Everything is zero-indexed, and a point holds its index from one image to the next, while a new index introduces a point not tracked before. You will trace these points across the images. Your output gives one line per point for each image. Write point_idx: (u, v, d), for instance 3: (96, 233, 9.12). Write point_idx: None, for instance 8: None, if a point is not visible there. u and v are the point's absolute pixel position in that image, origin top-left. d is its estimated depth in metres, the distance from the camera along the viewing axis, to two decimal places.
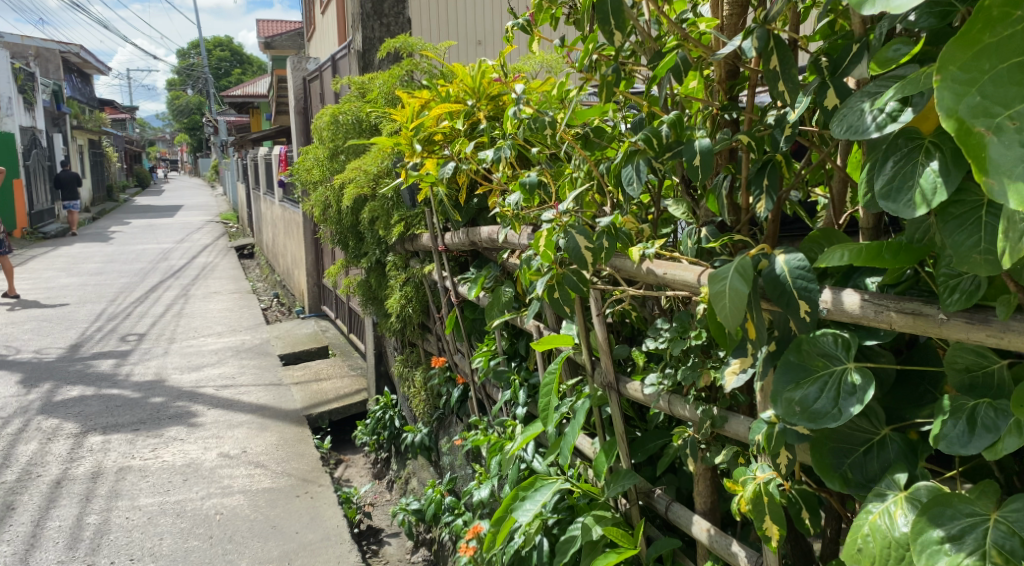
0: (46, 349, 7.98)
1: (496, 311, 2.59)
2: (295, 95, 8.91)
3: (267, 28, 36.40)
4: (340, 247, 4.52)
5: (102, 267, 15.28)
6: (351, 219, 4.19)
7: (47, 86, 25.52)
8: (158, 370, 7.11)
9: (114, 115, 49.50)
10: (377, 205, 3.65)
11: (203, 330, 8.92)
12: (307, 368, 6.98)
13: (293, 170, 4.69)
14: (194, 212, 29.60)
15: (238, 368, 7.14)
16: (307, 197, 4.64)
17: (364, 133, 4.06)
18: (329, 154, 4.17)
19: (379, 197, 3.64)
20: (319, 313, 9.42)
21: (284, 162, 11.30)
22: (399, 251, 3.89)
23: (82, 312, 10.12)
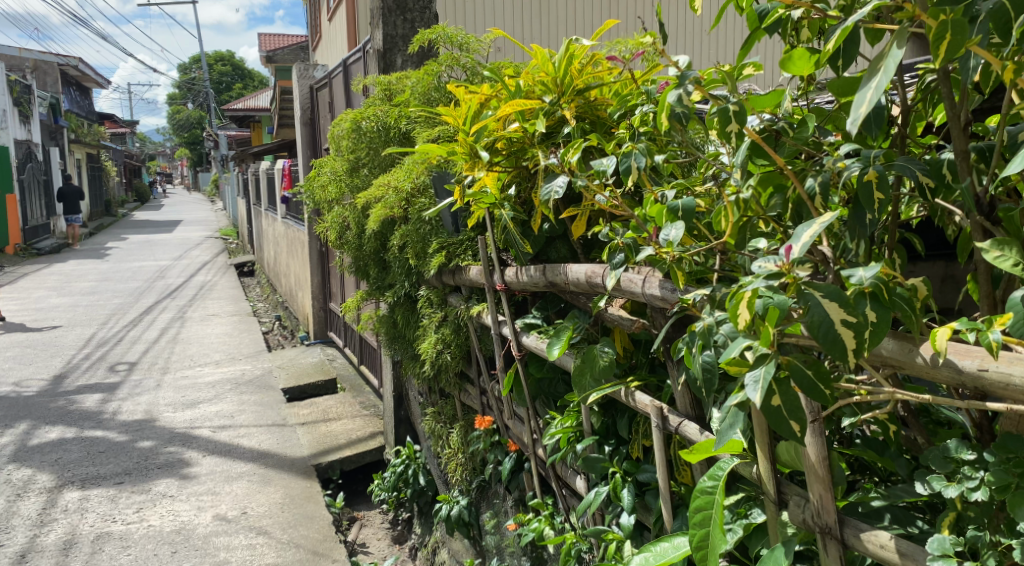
0: (28, 381, 7.27)
1: (589, 380, 1.88)
2: (301, 106, 8.28)
3: (268, 42, 35.87)
4: (360, 278, 3.85)
5: (95, 286, 14.57)
6: (374, 245, 3.52)
7: (45, 100, 24.96)
8: (149, 407, 6.40)
9: (114, 129, 49.04)
10: (410, 231, 2.99)
11: (199, 358, 8.21)
12: (315, 406, 6.26)
13: (305, 188, 4.03)
14: (194, 227, 28.97)
15: (237, 405, 6.43)
16: (321, 220, 3.97)
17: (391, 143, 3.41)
18: (346, 168, 3.52)
19: (412, 220, 2.99)
20: (326, 339, 8.72)
21: (287, 178, 10.65)
22: (435, 285, 3.22)
23: (69, 337, 9.40)
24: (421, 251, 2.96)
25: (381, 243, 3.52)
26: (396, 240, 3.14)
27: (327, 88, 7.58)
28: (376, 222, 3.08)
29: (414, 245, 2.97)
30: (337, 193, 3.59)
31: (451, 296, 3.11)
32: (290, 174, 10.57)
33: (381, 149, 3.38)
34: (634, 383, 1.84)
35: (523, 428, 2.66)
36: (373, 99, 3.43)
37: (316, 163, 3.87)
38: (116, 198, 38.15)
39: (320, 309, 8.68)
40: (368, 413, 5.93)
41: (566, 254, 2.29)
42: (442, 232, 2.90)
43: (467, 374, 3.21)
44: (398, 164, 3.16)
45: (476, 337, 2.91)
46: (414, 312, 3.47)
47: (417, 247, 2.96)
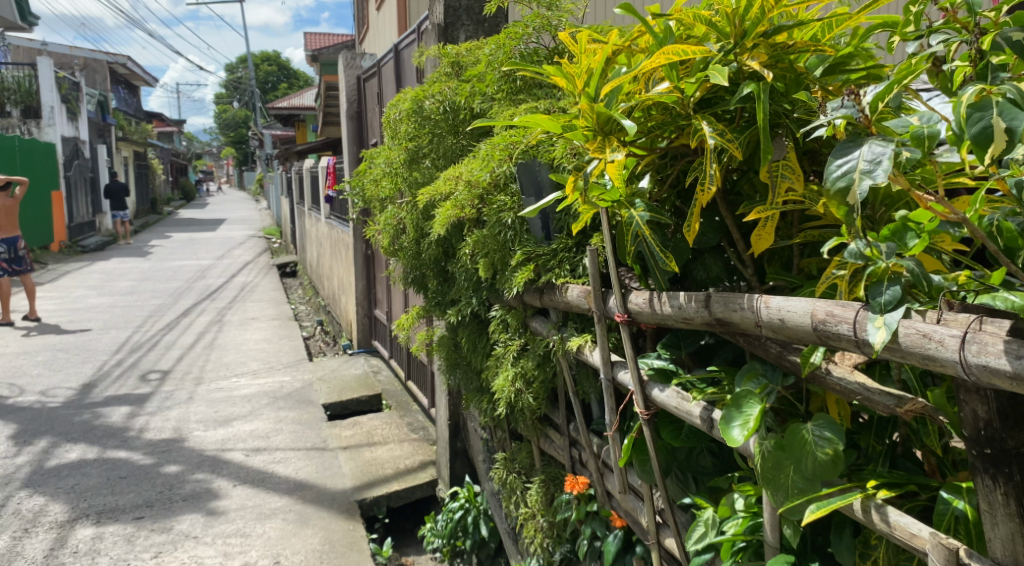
0: (54, 391, 6.85)
1: (797, 479, 1.22)
2: (347, 98, 7.75)
3: (312, 43, 35.74)
4: (417, 291, 3.23)
5: (135, 286, 14.30)
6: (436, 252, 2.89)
7: (93, 97, 25.06)
8: (178, 424, 5.89)
9: (162, 128, 49.62)
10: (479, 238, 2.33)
11: (235, 368, 7.71)
12: (358, 427, 5.66)
13: (356, 183, 3.44)
14: (238, 227, 28.83)
15: (273, 423, 5.87)
16: (372, 221, 3.37)
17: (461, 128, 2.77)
18: (399, 158, 2.91)
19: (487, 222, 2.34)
20: (370, 349, 8.13)
21: (331, 176, 10.15)
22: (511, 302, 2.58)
23: (103, 342, 9.00)
24: (502, 260, 2.28)
25: (447, 250, 2.88)
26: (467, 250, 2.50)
27: (375, 78, 7.01)
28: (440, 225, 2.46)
29: (488, 255, 2.31)
30: (393, 189, 2.99)
31: (536, 320, 2.46)
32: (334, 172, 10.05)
33: (445, 134, 2.75)
34: (880, 491, 1.16)
35: (642, 505, 1.95)
36: (438, 74, 2.81)
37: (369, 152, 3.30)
38: (162, 196, 38.42)
39: (364, 317, 8.10)
40: (417, 438, 5.31)
41: (720, 272, 1.58)
42: (530, 241, 2.23)
43: (553, 418, 2.53)
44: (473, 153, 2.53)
45: (569, 376, 2.21)
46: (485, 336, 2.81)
47: (496, 258, 2.28)
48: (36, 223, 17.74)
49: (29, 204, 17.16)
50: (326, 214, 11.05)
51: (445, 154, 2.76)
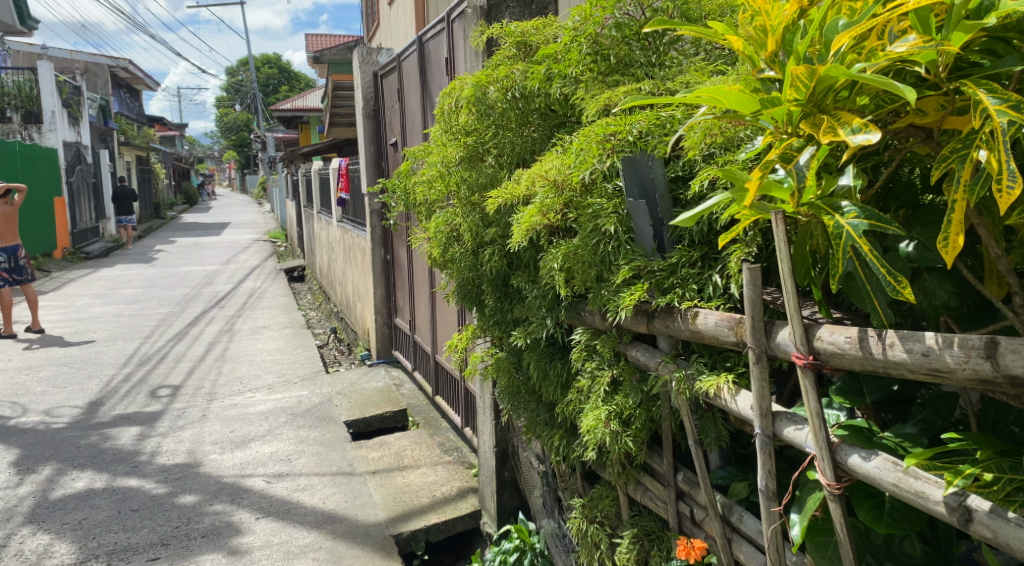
0: (59, 411, 6.45)
1: None
2: (364, 95, 7.35)
3: (314, 44, 35.34)
4: (471, 306, 2.82)
5: (141, 294, 13.92)
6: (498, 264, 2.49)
7: (95, 101, 24.68)
8: (192, 447, 5.48)
9: (165, 132, 49.26)
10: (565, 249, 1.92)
11: (249, 382, 7.30)
12: (387, 448, 5.25)
13: (401, 183, 3.04)
14: (243, 230, 28.40)
15: (294, 445, 5.45)
16: (419, 226, 2.98)
17: (531, 117, 2.35)
18: (456, 154, 2.52)
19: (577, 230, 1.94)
20: (390, 359, 7.69)
21: (345, 178, 9.74)
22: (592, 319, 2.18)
23: (109, 355, 8.61)
24: (598, 277, 1.87)
25: (514, 263, 2.49)
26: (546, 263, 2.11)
27: (395, 72, 6.60)
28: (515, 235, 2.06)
29: (578, 271, 1.89)
30: (447, 189, 2.60)
31: (636, 348, 2.01)
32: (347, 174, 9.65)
33: (513, 127, 2.36)
34: None
35: None
36: (502, 55, 2.39)
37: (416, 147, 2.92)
38: (166, 200, 38.05)
39: (383, 326, 7.66)
40: (452, 461, 4.88)
41: (952, 297, 1.36)
42: (637, 253, 1.79)
43: (653, 463, 2.11)
44: (554, 149, 2.14)
45: (690, 420, 1.78)
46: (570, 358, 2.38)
47: (591, 275, 1.86)
48: (39, 230, 17.37)
49: (31, 211, 16.80)
50: (339, 217, 10.63)
51: (511, 150, 2.37)
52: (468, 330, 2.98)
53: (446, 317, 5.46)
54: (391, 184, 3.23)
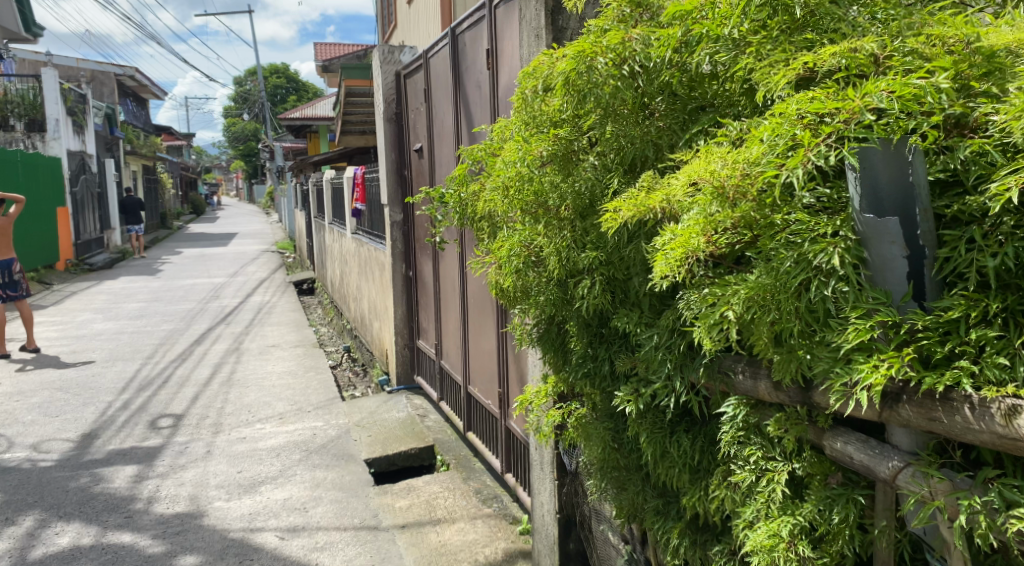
0: (49, 445, 5.83)
1: None
2: (384, 98, 6.75)
3: (322, 53, 34.81)
4: (550, 350, 2.20)
5: (144, 309, 13.33)
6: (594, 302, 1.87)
7: (102, 110, 24.24)
8: (194, 491, 4.85)
9: (172, 141, 49.11)
10: (735, 284, 1.43)
11: (258, 411, 6.67)
12: (415, 496, 4.61)
13: (462, 192, 2.46)
14: (250, 241, 27.85)
15: (310, 490, 4.81)
16: (483, 246, 2.38)
17: (643, 102, 1.73)
18: (544, 152, 1.91)
19: (754, 262, 1.45)
20: (411, 386, 7.05)
21: (361, 188, 9.14)
22: (752, 385, 1.55)
23: (107, 378, 8.00)
24: (804, 332, 1.35)
25: (619, 297, 1.86)
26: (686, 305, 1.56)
27: (421, 71, 5.98)
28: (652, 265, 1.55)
29: (756, 324, 1.39)
30: (524, 201, 2.00)
31: (838, 437, 1.42)
32: (364, 184, 9.04)
33: (627, 117, 1.74)
34: None
35: None
36: (610, 18, 1.79)
37: (490, 143, 2.35)
38: (173, 210, 37.60)
39: (404, 349, 7.02)
40: (493, 515, 4.24)
41: None
42: (876, 299, 1.29)
43: None
44: (713, 146, 1.53)
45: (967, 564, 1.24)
46: (708, 436, 1.76)
47: (798, 324, 1.34)
48: (41, 242, 16.85)
49: (33, 221, 16.26)
50: (353, 229, 10.03)
51: (624, 147, 1.76)
52: (546, 382, 2.33)
53: (484, 343, 4.82)
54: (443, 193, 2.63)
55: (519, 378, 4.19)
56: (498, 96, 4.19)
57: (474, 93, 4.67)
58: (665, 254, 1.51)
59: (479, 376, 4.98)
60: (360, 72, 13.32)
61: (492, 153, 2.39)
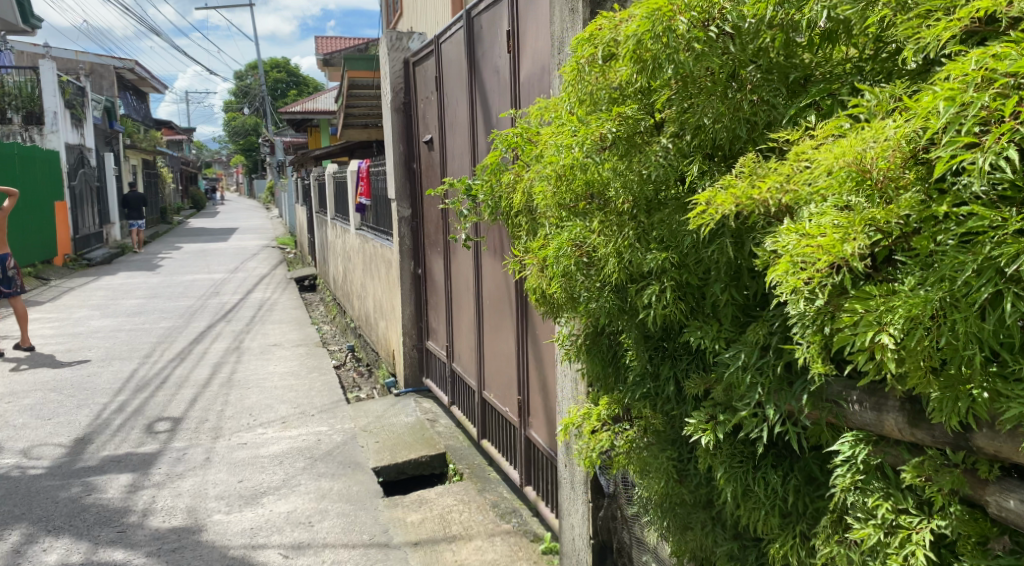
0: (39, 451, 5.54)
1: None
2: (390, 87, 6.44)
3: (323, 47, 34.45)
4: (598, 366, 1.92)
5: (142, 305, 13.03)
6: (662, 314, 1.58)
7: (100, 103, 23.91)
8: (192, 503, 4.56)
9: (172, 136, 48.82)
10: (893, 299, 1.19)
11: (260, 414, 6.39)
12: (428, 509, 4.32)
13: (503, 184, 2.20)
14: (250, 236, 27.52)
15: (316, 503, 4.52)
16: (524, 241, 2.13)
17: (728, 85, 1.48)
18: (608, 133, 1.64)
19: (904, 268, 1.21)
20: (419, 388, 6.75)
21: (365, 182, 8.84)
22: (875, 420, 1.33)
23: (103, 379, 7.71)
24: (981, 362, 1.12)
25: (695, 307, 1.58)
26: (805, 326, 1.32)
27: (432, 58, 5.68)
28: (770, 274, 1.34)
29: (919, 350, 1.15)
30: (586, 193, 1.77)
31: (1009, 494, 1.17)
32: (369, 177, 8.73)
33: (710, 92, 1.49)
34: None
35: None
36: None
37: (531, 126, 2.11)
38: (172, 205, 37.27)
39: (412, 350, 6.73)
40: (512, 532, 3.95)
41: None
42: None
43: None
44: (844, 124, 1.31)
45: None
46: (808, 474, 1.50)
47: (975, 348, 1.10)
48: (39, 237, 16.57)
49: (29, 216, 15.97)
50: (357, 225, 9.73)
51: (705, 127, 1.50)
52: (595, 405, 2.03)
53: (501, 346, 4.53)
54: (482, 183, 2.36)
55: (540, 385, 3.89)
56: (521, 82, 3.91)
57: (491, 79, 4.39)
58: (796, 263, 1.28)
59: (495, 381, 4.68)
60: (364, 64, 12.98)
61: (530, 140, 2.16)
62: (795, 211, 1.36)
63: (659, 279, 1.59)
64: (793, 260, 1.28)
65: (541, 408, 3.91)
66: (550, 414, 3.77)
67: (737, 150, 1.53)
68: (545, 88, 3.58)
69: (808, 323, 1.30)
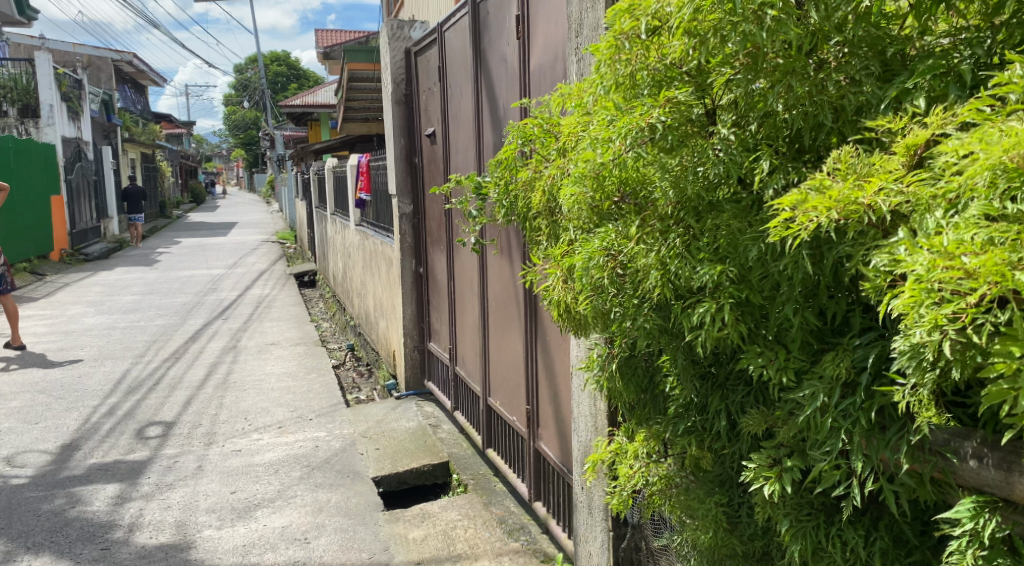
0: (23, 459, 5.29)
1: None
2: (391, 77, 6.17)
3: (323, 40, 34.14)
4: (632, 393, 1.71)
5: (138, 302, 12.78)
6: (714, 338, 1.35)
7: (97, 96, 23.61)
8: (182, 517, 4.31)
9: (171, 130, 48.48)
10: None
11: (256, 419, 6.14)
12: (431, 524, 4.07)
13: (522, 183, 1.95)
14: (250, 231, 27.24)
15: (312, 516, 4.28)
16: (545, 248, 1.89)
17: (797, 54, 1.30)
18: (657, 122, 1.44)
19: None
20: (421, 391, 6.50)
21: (365, 176, 8.58)
22: (1001, 481, 1.18)
23: (94, 380, 7.46)
24: None
25: (753, 332, 1.35)
26: (921, 372, 1.10)
27: (434, 46, 5.43)
28: (889, 300, 1.12)
29: None
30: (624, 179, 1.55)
31: None
32: (369, 172, 8.46)
33: (784, 72, 1.32)
34: None
35: None
36: None
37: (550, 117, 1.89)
38: (171, 199, 36.97)
39: (413, 351, 6.47)
40: (521, 551, 3.70)
41: None
42: None
43: None
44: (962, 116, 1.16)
45: None
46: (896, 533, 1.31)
47: None
48: (34, 231, 16.31)
49: (24, 210, 15.70)
50: (357, 221, 9.47)
51: (777, 116, 1.36)
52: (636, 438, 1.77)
53: (507, 351, 4.28)
54: (495, 180, 2.11)
55: (550, 392, 3.63)
56: (530, 71, 3.66)
57: (497, 67, 4.13)
58: (932, 292, 1.05)
59: (501, 387, 4.42)
60: (364, 56, 12.70)
61: (551, 131, 1.91)
62: (903, 217, 1.18)
63: (708, 291, 1.37)
64: (927, 287, 1.06)
65: (551, 418, 3.64)
66: (560, 427, 3.49)
67: (817, 143, 1.38)
68: (558, 74, 3.32)
69: (927, 361, 1.08)
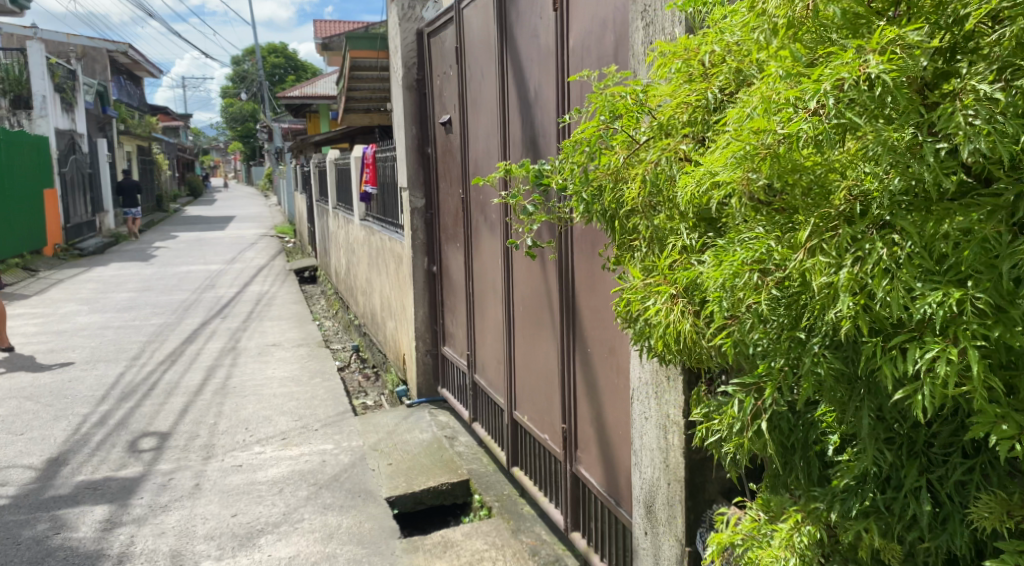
0: (5, 476, 4.87)
1: None
2: (401, 59, 5.69)
3: (322, 31, 33.66)
4: (777, 445, 1.36)
5: (133, 300, 12.34)
6: (941, 396, 0.99)
7: (92, 87, 23.12)
8: (177, 544, 3.90)
9: (167, 123, 47.96)
10: None
11: (258, 429, 5.74)
12: (454, 554, 3.66)
13: (601, 172, 1.50)
14: (248, 225, 26.78)
15: (321, 544, 3.87)
16: (642, 258, 1.50)
17: None
18: (878, 75, 1.02)
19: None
20: (435, 399, 6.08)
21: (370, 168, 8.16)
22: None
23: (85, 385, 7.04)
24: None
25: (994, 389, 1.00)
26: None
27: (452, 26, 5.00)
28: None
29: None
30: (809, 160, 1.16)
31: None
32: (375, 164, 8.05)
33: None
34: None
35: None
36: None
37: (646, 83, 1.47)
38: (168, 193, 36.46)
39: (426, 356, 6.05)
40: None
41: None
42: None
43: None
44: None
45: None
46: None
47: None
48: (27, 226, 15.86)
49: (16, 204, 15.25)
50: (361, 216, 9.06)
51: None
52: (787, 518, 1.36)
53: (538, 360, 3.86)
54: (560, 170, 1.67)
55: (592, 410, 3.21)
56: (570, 48, 3.20)
57: (528, 44, 3.69)
58: None
59: (529, 400, 4.01)
60: (366, 44, 12.25)
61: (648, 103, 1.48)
62: None
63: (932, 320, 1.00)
64: None
65: (593, 440, 3.22)
66: (606, 451, 3.09)
67: None
68: (602, 48, 2.87)
69: None
